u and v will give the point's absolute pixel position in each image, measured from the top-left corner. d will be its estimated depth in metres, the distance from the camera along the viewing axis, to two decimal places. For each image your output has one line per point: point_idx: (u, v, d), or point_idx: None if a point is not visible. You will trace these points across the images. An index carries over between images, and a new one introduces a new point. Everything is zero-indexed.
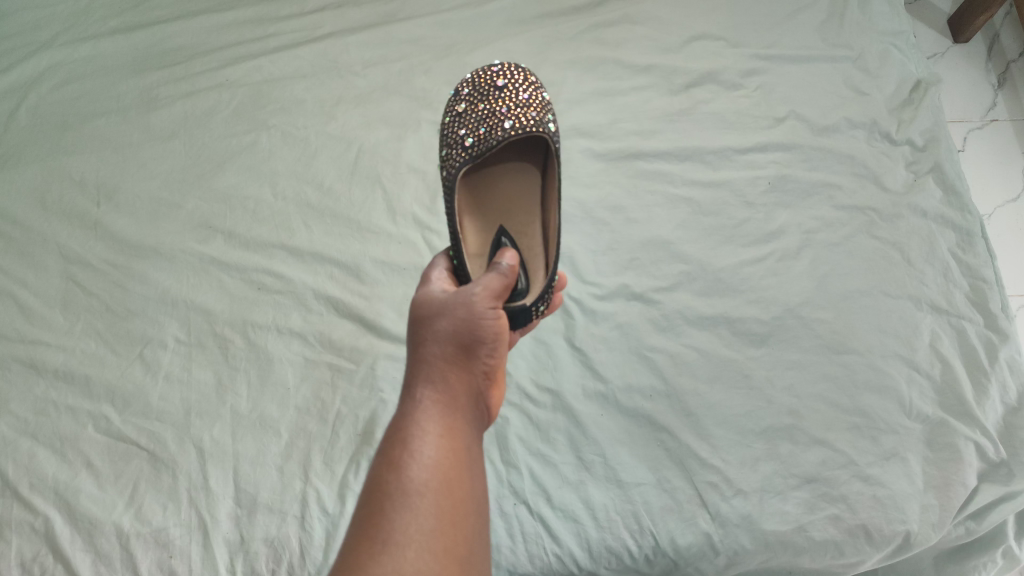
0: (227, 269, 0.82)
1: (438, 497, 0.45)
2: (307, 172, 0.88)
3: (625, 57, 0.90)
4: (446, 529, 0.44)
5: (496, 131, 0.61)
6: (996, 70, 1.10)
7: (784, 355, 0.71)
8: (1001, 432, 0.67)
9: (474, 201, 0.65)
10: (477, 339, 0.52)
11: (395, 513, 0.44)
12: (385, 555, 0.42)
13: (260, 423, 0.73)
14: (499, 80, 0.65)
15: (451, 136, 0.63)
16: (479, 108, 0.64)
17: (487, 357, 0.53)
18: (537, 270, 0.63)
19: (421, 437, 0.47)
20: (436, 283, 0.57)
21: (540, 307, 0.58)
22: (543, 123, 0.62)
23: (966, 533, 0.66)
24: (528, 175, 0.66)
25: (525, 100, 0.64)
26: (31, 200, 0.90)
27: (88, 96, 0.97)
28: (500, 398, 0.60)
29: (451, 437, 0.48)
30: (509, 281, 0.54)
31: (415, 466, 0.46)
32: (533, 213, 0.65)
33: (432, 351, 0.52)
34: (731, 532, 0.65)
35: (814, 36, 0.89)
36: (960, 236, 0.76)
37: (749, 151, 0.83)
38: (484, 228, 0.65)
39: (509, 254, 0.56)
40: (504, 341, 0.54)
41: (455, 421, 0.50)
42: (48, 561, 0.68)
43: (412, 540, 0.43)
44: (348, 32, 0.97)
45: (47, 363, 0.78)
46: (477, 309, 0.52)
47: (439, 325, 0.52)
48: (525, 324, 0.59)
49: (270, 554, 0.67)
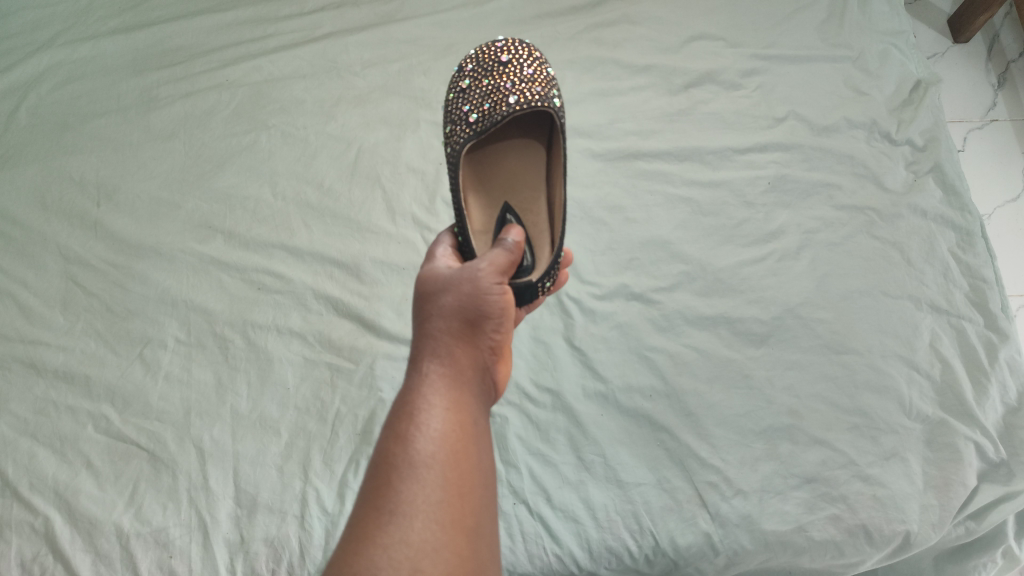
0: (228, 269, 0.82)
1: (446, 468, 0.45)
2: (307, 172, 0.88)
3: (624, 58, 0.90)
4: (453, 500, 0.44)
5: (501, 106, 0.61)
6: (997, 70, 1.10)
7: (784, 355, 0.71)
8: (1001, 431, 0.67)
9: (478, 179, 0.65)
10: (484, 314, 0.51)
11: (402, 485, 0.44)
12: (393, 527, 0.42)
13: (261, 423, 0.73)
14: (503, 56, 0.65)
15: (455, 112, 0.63)
16: (484, 83, 0.63)
17: (494, 332, 0.52)
18: (543, 246, 0.62)
19: (428, 410, 0.47)
20: (442, 260, 0.57)
21: (546, 284, 0.57)
22: (548, 98, 0.62)
23: (965, 533, 0.66)
24: (532, 153, 0.66)
25: (530, 75, 0.64)
26: (31, 200, 0.90)
27: (89, 95, 0.97)
28: (508, 373, 0.60)
29: (458, 411, 0.48)
30: (515, 257, 0.54)
31: (422, 438, 0.46)
32: (537, 190, 0.65)
33: (438, 325, 0.51)
34: (731, 532, 0.65)
35: (815, 36, 0.89)
36: (960, 236, 0.76)
37: (749, 151, 0.83)
38: (488, 206, 0.65)
39: (515, 231, 0.57)
40: (511, 317, 0.54)
41: (462, 394, 0.49)
42: (48, 561, 0.68)
43: (419, 511, 0.43)
44: (347, 32, 0.97)
45: (47, 363, 0.79)
46: (482, 284, 0.52)
47: (445, 301, 0.52)
48: (531, 301, 0.58)
49: (270, 554, 0.67)
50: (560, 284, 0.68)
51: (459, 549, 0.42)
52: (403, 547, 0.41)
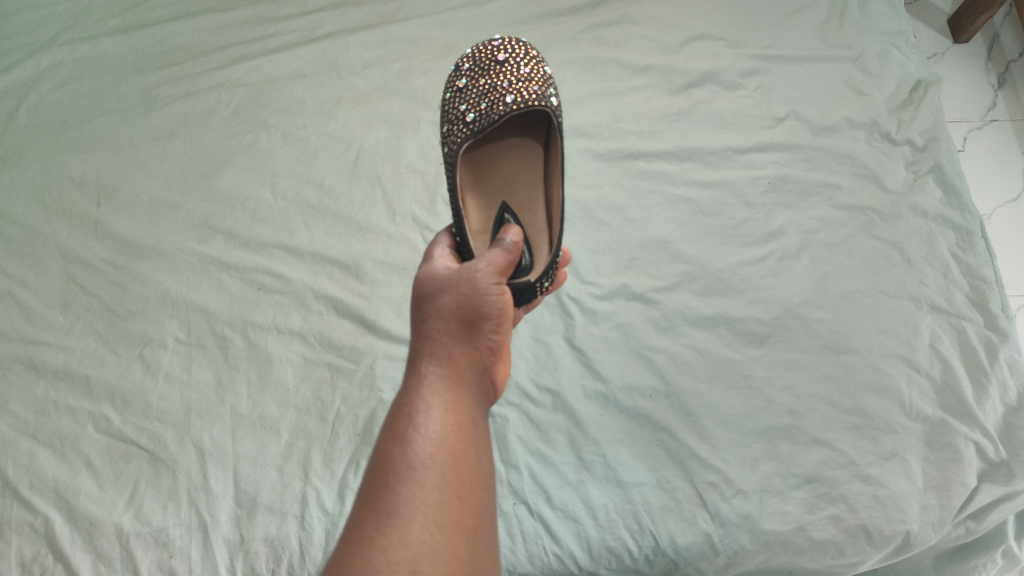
0: (228, 269, 0.82)
1: (444, 470, 0.45)
2: (306, 172, 0.88)
3: (624, 58, 0.90)
4: (452, 502, 0.44)
5: (498, 105, 0.61)
6: (997, 70, 1.10)
7: (784, 355, 0.71)
8: (1000, 431, 0.67)
9: (476, 178, 0.65)
10: (482, 315, 0.51)
11: (400, 486, 0.44)
12: (390, 529, 0.42)
13: (261, 423, 0.73)
14: (500, 55, 0.65)
15: (452, 111, 0.63)
16: (480, 83, 0.63)
17: (492, 332, 0.52)
18: (542, 246, 0.62)
19: (426, 411, 0.47)
20: (439, 261, 0.57)
21: (545, 284, 0.58)
22: (544, 97, 0.62)
23: (965, 532, 0.66)
24: (530, 152, 0.66)
25: (527, 74, 0.64)
26: (31, 200, 0.90)
27: (89, 95, 0.97)
28: (507, 374, 0.60)
29: (457, 412, 0.48)
30: (512, 258, 0.54)
31: (421, 440, 0.46)
32: (535, 189, 0.65)
33: (436, 326, 0.51)
34: (731, 532, 0.65)
35: (815, 35, 0.89)
36: (960, 236, 0.76)
37: (749, 151, 0.83)
38: (486, 206, 0.65)
39: (513, 231, 0.57)
40: (509, 318, 0.54)
41: (460, 395, 0.49)
42: (48, 561, 0.68)
43: (417, 513, 0.43)
44: (347, 32, 0.97)
45: (47, 363, 0.78)
46: (480, 285, 0.52)
47: (443, 301, 0.52)
48: (530, 301, 0.58)
49: (270, 553, 0.67)
50: (559, 283, 0.68)
51: (458, 550, 0.42)
52: (402, 548, 0.41)
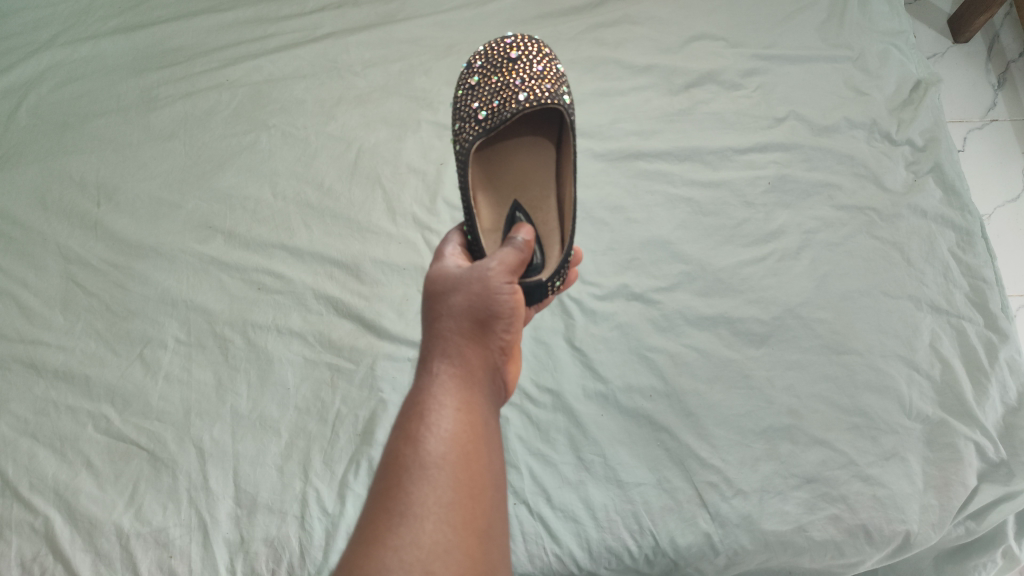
0: (228, 269, 0.82)
1: (456, 469, 0.45)
2: (307, 172, 0.88)
3: (624, 58, 0.90)
4: (464, 502, 0.44)
5: (510, 104, 0.61)
6: (997, 70, 1.10)
7: (784, 355, 0.71)
8: (1000, 431, 0.67)
9: (487, 176, 0.65)
10: (493, 314, 0.52)
11: (413, 485, 0.44)
12: (404, 529, 0.42)
13: (261, 423, 0.73)
14: (512, 52, 0.65)
15: (464, 109, 0.63)
16: (492, 80, 0.63)
17: (503, 332, 0.53)
18: (553, 244, 0.63)
19: (439, 410, 0.47)
20: (450, 259, 0.57)
21: (556, 283, 0.58)
22: (557, 95, 0.62)
23: (965, 533, 0.66)
24: (541, 150, 0.66)
25: (539, 72, 0.64)
26: (31, 200, 0.90)
27: (90, 95, 0.97)
28: (518, 374, 0.60)
29: (470, 411, 0.48)
30: (524, 256, 0.55)
31: (433, 439, 0.46)
32: (546, 187, 0.66)
33: (448, 325, 0.52)
34: (731, 532, 0.65)
35: (815, 35, 0.89)
36: (960, 236, 0.76)
37: (749, 151, 0.83)
38: (497, 204, 0.65)
39: (524, 230, 0.57)
40: (520, 317, 0.54)
41: (472, 394, 0.50)
42: (48, 561, 0.68)
43: (431, 512, 0.43)
44: (348, 32, 0.97)
45: (47, 363, 0.78)
46: (492, 283, 0.52)
47: (454, 300, 0.52)
48: (541, 300, 0.59)
49: (270, 553, 0.67)
50: (571, 281, 0.69)
51: (470, 551, 0.42)
52: (414, 548, 0.41)
